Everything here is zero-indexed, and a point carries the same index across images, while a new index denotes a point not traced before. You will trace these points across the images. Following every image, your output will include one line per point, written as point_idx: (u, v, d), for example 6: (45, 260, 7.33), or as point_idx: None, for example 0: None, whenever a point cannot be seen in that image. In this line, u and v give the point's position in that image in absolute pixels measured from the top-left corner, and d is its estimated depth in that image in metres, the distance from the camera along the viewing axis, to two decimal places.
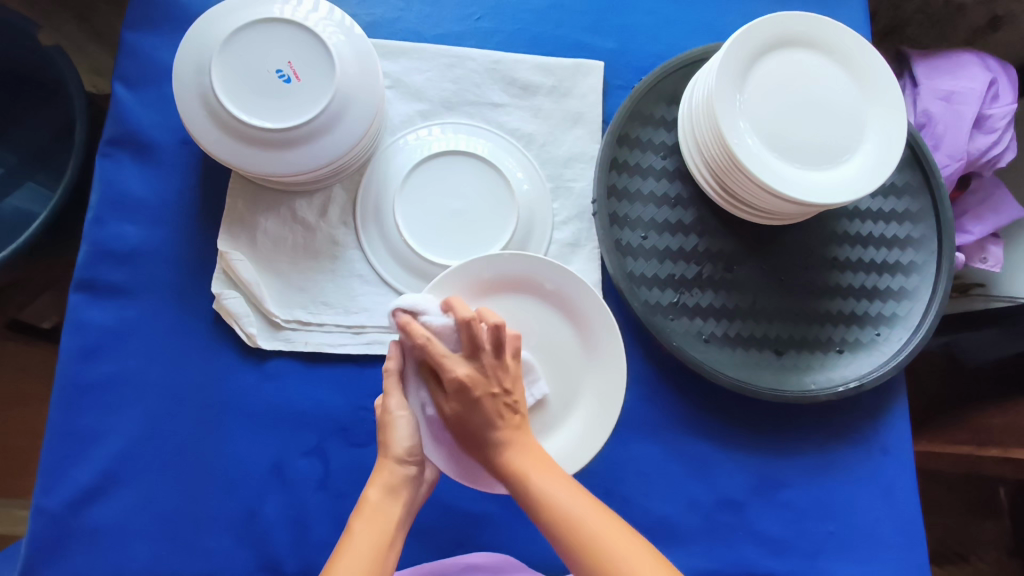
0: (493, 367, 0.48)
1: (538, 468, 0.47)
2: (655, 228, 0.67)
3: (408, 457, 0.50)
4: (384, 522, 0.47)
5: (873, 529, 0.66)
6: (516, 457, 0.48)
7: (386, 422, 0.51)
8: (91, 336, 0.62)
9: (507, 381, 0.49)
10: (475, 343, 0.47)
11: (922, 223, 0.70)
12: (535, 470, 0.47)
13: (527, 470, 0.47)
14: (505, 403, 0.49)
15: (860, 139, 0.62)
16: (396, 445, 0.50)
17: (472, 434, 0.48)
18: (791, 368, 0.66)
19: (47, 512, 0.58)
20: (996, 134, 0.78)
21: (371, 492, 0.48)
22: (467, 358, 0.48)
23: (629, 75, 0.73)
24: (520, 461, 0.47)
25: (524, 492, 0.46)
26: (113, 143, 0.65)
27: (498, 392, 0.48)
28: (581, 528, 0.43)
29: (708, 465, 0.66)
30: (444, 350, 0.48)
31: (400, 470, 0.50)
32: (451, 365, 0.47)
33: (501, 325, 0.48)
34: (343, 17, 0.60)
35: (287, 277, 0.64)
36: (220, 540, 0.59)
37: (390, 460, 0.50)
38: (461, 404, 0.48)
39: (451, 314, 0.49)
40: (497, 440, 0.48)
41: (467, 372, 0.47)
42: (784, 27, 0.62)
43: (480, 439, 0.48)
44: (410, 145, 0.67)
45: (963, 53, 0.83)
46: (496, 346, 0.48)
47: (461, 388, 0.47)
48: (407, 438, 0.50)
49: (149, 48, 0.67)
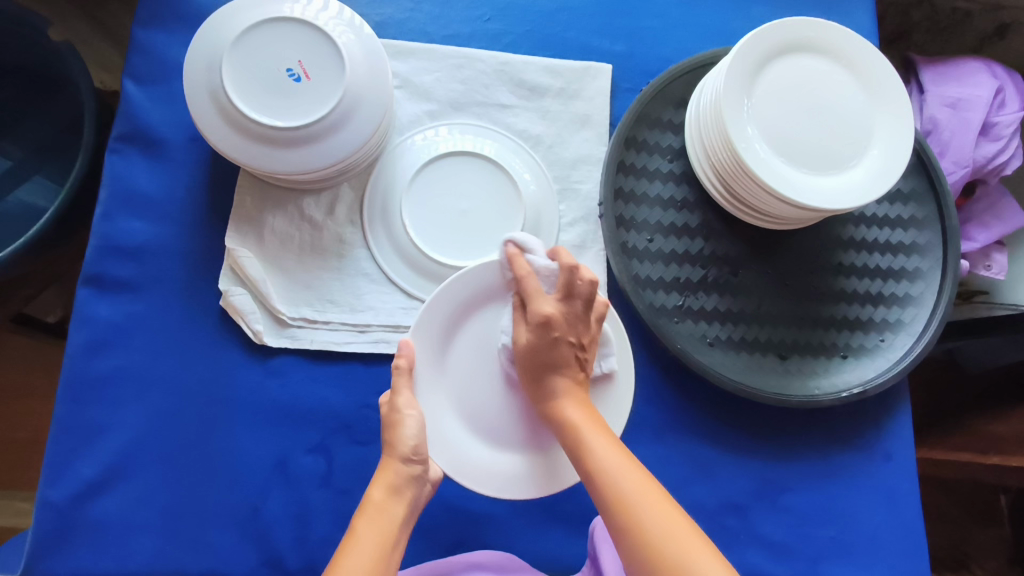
0: (580, 318, 0.53)
1: (593, 430, 0.50)
2: (660, 231, 0.67)
3: (413, 456, 0.50)
4: (388, 520, 0.47)
5: (875, 535, 0.66)
6: (571, 406, 0.52)
7: (395, 421, 0.52)
8: (97, 331, 0.62)
9: (585, 337, 0.54)
10: (571, 289, 0.52)
11: (927, 230, 0.70)
12: (592, 434, 0.49)
13: (585, 428, 0.50)
14: (575, 354, 0.53)
15: (868, 145, 0.62)
16: (402, 444, 0.50)
17: (538, 368, 0.53)
18: (795, 372, 0.66)
19: (52, 505, 0.59)
20: (1003, 141, 0.78)
21: (375, 492, 0.49)
22: (560, 300, 0.53)
23: (636, 78, 0.74)
24: (574, 411, 0.51)
25: (581, 454, 0.49)
26: (123, 139, 0.66)
27: (574, 342, 0.53)
28: (631, 502, 0.44)
29: (710, 469, 0.66)
30: (540, 288, 0.54)
31: (406, 470, 0.50)
32: (541, 303, 0.52)
33: (598, 282, 0.52)
34: (353, 16, 0.61)
35: (294, 274, 0.64)
36: (223, 536, 0.60)
37: (396, 459, 0.50)
38: (540, 339, 0.52)
39: (558, 260, 0.54)
40: (557, 385, 0.53)
41: (554, 312, 0.52)
42: (793, 33, 0.62)
43: (542, 378, 0.53)
44: (417, 144, 0.67)
45: (970, 60, 0.83)
46: (589, 301, 0.53)
47: (546, 323, 0.52)
48: (414, 437, 0.51)
49: (159, 45, 0.67)
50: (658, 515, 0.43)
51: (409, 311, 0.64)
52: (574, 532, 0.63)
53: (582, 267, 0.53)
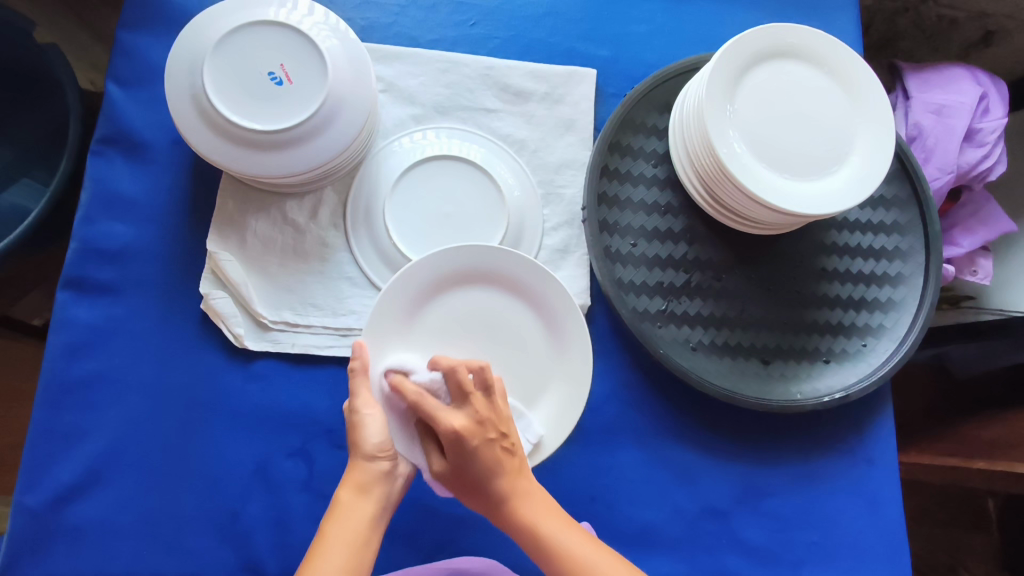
0: (488, 412, 0.51)
1: (550, 521, 0.50)
2: (644, 236, 0.67)
3: (379, 453, 0.50)
4: (356, 521, 0.47)
5: (857, 539, 0.66)
6: (524, 505, 0.50)
7: (355, 422, 0.51)
8: (77, 335, 0.62)
9: (502, 426, 0.51)
10: (463, 389, 0.51)
11: (909, 235, 0.70)
12: (552, 527, 0.50)
13: (541, 520, 0.50)
14: (501, 448, 0.51)
15: (849, 152, 0.62)
16: (366, 443, 0.50)
17: (474, 480, 0.50)
18: (778, 376, 0.66)
19: (28, 510, 0.58)
20: (986, 148, 0.79)
21: (343, 492, 0.49)
22: (459, 408, 0.51)
23: (621, 83, 0.74)
24: (531, 511, 0.50)
25: (546, 554, 0.49)
26: (104, 141, 0.65)
27: (495, 436, 0.51)
28: None
29: (693, 474, 0.66)
30: (438, 405, 0.51)
31: (372, 467, 0.50)
32: (446, 417, 0.49)
33: (486, 365, 0.51)
34: (337, 20, 0.61)
35: (276, 278, 0.64)
36: (202, 540, 0.59)
37: (360, 458, 0.50)
38: (460, 455, 0.50)
39: (438, 369, 0.52)
40: (501, 489, 0.50)
41: (462, 423, 0.50)
42: (774, 40, 0.62)
43: (482, 485, 0.50)
44: (403, 148, 0.67)
45: (955, 67, 0.83)
46: (487, 389, 0.52)
47: (456, 440, 0.49)
48: (376, 434, 0.51)
49: (143, 47, 0.67)
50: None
51: None
52: None
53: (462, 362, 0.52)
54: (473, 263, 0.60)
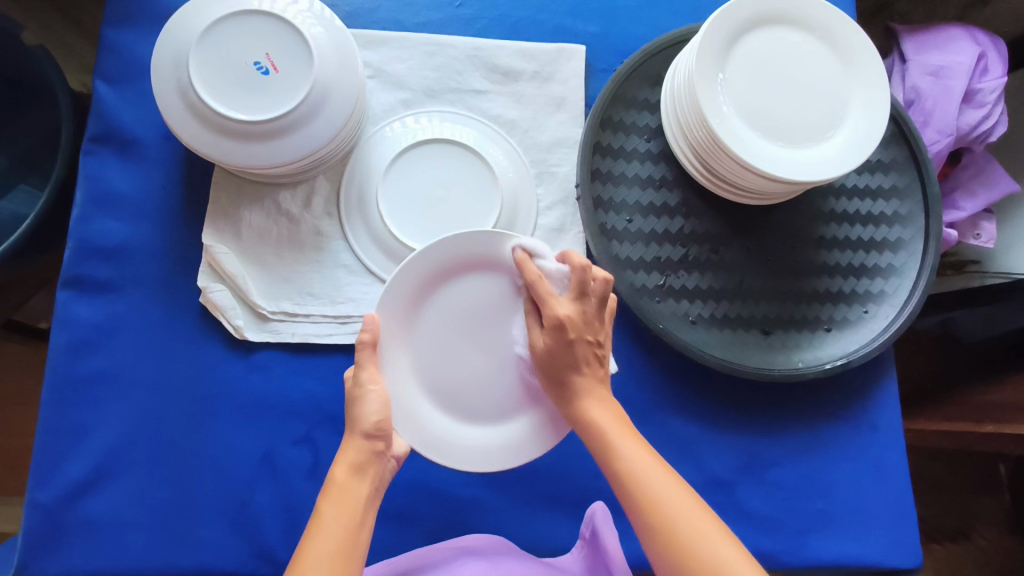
0: (596, 316, 0.53)
1: (623, 436, 0.50)
2: (640, 211, 0.67)
3: (375, 432, 0.50)
4: (352, 501, 0.47)
5: (864, 506, 0.66)
6: (595, 410, 0.51)
7: (357, 396, 0.51)
8: (79, 333, 0.62)
9: (602, 334, 0.53)
10: (584, 288, 0.52)
11: (909, 200, 0.70)
12: (622, 441, 0.49)
13: (613, 432, 0.50)
14: (593, 352, 0.53)
15: (843, 117, 0.62)
16: (364, 419, 0.50)
17: (557, 372, 0.53)
18: (779, 347, 0.66)
19: (41, 506, 0.59)
20: (986, 108, 0.77)
21: (338, 471, 0.49)
22: (574, 301, 0.53)
23: (612, 58, 0.73)
24: (599, 415, 0.51)
25: (612, 459, 0.49)
26: (96, 140, 0.66)
27: (592, 341, 0.53)
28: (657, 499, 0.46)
29: (697, 447, 0.66)
30: (553, 291, 0.53)
31: (367, 446, 0.50)
32: (556, 305, 0.52)
33: (611, 280, 0.53)
34: (321, 8, 0.60)
35: (273, 268, 0.64)
36: (213, 529, 0.60)
37: (356, 436, 0.50)
38: (554, 341, 0.52)
39: (569, 262, 0.53)
40: (577, 382, 0.52)
41: (569, 313, 0.52)
42: (764, 6, 0.61)
43: (563, 380, 0.53)
44: (394, 133, 0.67)
45: (952, 27, 0.82)
46: (602, 299, 0.53)
47: (559, 326, 0.51)
48: (375, 412, 0.51)
49: (129, 43, 0.67)
50: (663, 488, 0.46)
51: None
52: (564, 514, 0.64)
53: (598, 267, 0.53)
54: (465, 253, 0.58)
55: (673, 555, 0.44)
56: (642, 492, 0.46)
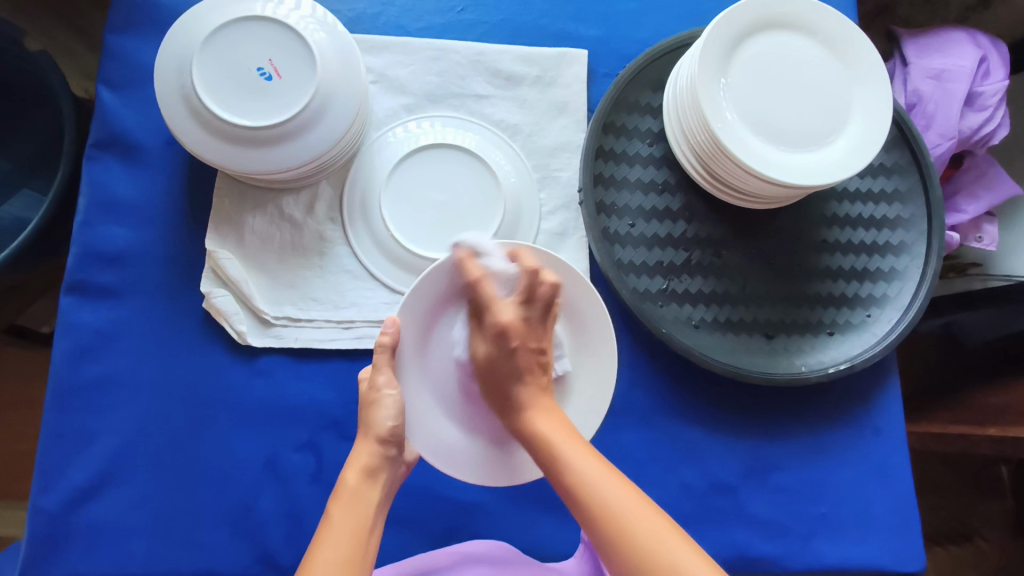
0: (539, 328, 0.50)
1: (562, 439, 0.46)
2: (642, 215, 0.67)
3: (389, 437, 0.50)
4: (363, 505, 0.47)
5: (868, 509, 0.66)
6: (540, 418, 0.48)
7: (374, 400, 0.51)
8: (82, 339, 0.62)
9: (546, 341, 0.51)
10: (531, 293, 0.50)
11: (911, 204, 0.70)
12: (562, 444, 0.45)
13: (553, 435, 0.46)
14: (536, 359, 0.50)
15: (846, 121, 0.62)
16: (379, 423, 0.50)
17: (500, 384, 0.50)
18: (782, 351, 0.66)
19: (44, 512, 0.59)
20: (988, 111, 0.77)
21: (349, 476, 0.48)
22: (517, 307, 0.50)
23: (614, 62, 0.73)
24: (543, 422, 0.47)
25: (552, 469, 0.45)
26: (99, 146, 0.66)
27: (535, 347, 0.50)
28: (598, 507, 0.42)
29: (700, 451, 0.66)
30: (497, 295, 0.51)
31: (381, 451, 0.50)
32: (501, 310, 0.50)
33: (559, 284, 0.50)
34: (324, 13, 0.60)
35: (275, 273, 0.64)
36: (216, 535, 0.60)
37: (370, 439, 0.50)
38: (497, 350, 0.50)
39: (518, 263, 0.52)
40: (521, 396, 0.49)
41: (511, 320, 0.49)
42: (767, 11, 0.61)
43: (506, 392, 0.50)
44: (397, 138, 0.67)
45: (954, 30, 0.82)
46: (546, 305, 0.50)
47: (501, 332, 0.49)
48: (391, 418, 0.51)
49: (132, 49, 0.67)
50: (606, 491, 0.42)
51: (393, 305, 0.64)
52: (567, 519, 0.64)
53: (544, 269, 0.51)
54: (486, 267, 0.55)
55: (620, 561, 0.40)
56: (586, 500, 0.42)
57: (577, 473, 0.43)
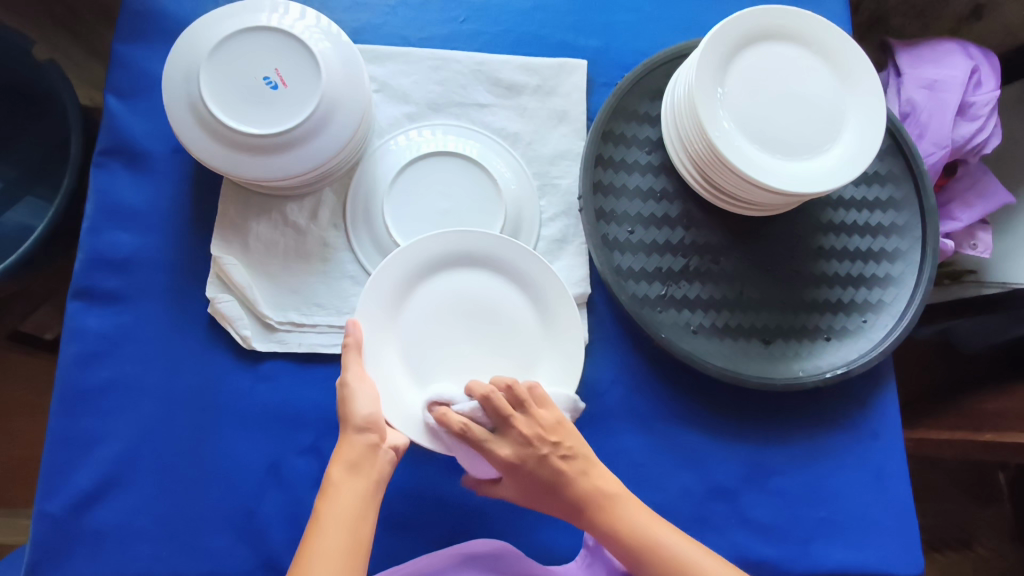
0: (535, 428, 0.54)
1: (625, 502, 0.55)
2: (641, 222, 0.68)
3: (366, 425, 0.52)
4: (349, 498, 0.49)
5: (866, 513, 0.66)
6: (616, 506, 0.55)
7: (345, 395, 0.53)
8: (88, 343, 0.63)
9: (553, 436, 0.54)
10: (502, 417, 0.53)
11: (905, 211, 0.71)
12: (626, 508, 0.55)
13: (622, 500, 0.55)
14: (559, 457, 0.54)
15: (840, 130, 0.63)
16: (355, 414, 0.52)
17: (545, 493, 0.55)
18: (780, 356, 0.67)
19: (49, 515, 0.59)
20: (980, 121, 0.79)
21: (333, 471, 0.50)
22: (505, 432, 0.54)
23: (612, 72, 0.75)
24: (621, 510, 0.55)
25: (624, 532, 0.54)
26: (106, 153, 0.67)
27: (549, 451, 0.54)
28: (654, 544, 0.54)
29: (699, 455, 0.67)
30: (484, 432, 0.53)
31: (360, 440, 0.51)
32: (497, 444, 0.53)
33: (514, 385, 0.54)
34: (328, 24, 0.62)
35: (279, 279, 0.65)
36: (220, 538, 0.61)
37: (350, 432, 0.52)
38: (522, 477, 0.54)
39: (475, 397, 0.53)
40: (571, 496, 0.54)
41: (512, 452, 0.53)
42: (763, 22, 0.63)
43: (555, 495, 0.55)
44: (399, 146, 0.68)
45: (946, 41, 0.83)
46: (524, 407, 0.54)
47: (512, 467, 0.53)
48: (365, 406, 0.52)
49: (139, 59, 0.68)
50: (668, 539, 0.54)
51: None
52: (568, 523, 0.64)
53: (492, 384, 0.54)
54: (454, 247, 0.61)
55: None
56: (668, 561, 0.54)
57: (653, 541, 0.54)
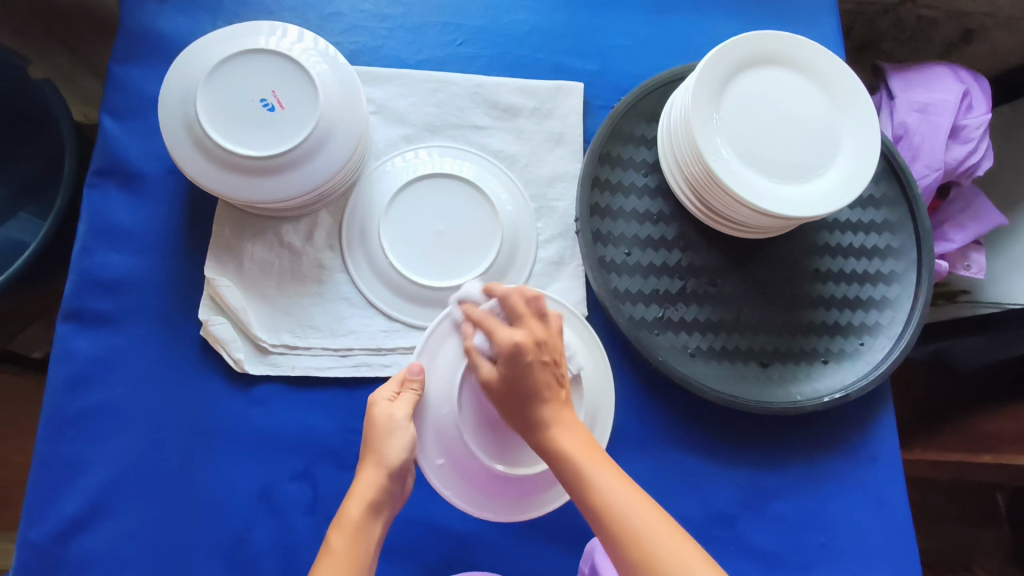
0: (545, 334, 0.51)
1: (590, 459, 0.47)
2: (638, 244, 0.68)
3: (398, 469, 0.49)
4: (364, 541, 0.47)
5: (866, 539, 0.66)
6: (565, 437, 0.48)
7: (387, 429, 0.51)
8: (78, 366, 0.62)
9: (559, 353, 0.51)
10: (517, 311, 0.52)
11: (901, 234, 0.71)
12: (592, 467, 0.46)
13: (582, 454, 0.47)
14: (553, 373, 0.50)
15: (835, 153, 0.63)
16: (392, 454, 0.50)
17: (519, 401, 0.49)
18: (778, 379, 0.66)
19: (33, 544, 0.58)
20: (972, 144, 0.80)
21: (352, 508, 0.48)
22: (517, 327, 0.51)
23: (609, 95, 0.75)
24: (569, 442, 0.48)
25: (580, 485, 0.46)
26: (101, 174, 0.66)
27: (549, 361, 0.50)
28: (608, 504, 0.45)
29: (698, 480, 0.66)
30: (498, 323, 0.52)
31: (385, 484, 0.49)
32: (503, 332, 0.50)
33: (542, 295, 0.53)
34: (326, 46, 0.62)
35: (274, 301, 0.64)
36: (209, 566, 0.59)
37: (382, 470, 0.49)
38: (512, 369, 0.49)
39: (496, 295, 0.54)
40: (545, 415, 0.49)
41: (522, 337, 0.50)
42: (757, 48, 0.63)
43: (526, 408, 0.49)
44: (396, 167, 0.68)
45: (937, 66, 0.84)
46: (540, 316, 0.52)
47: (513, 352, 0.49)
48: (403, 447, 0.50)
49: (136, 80, 0.68)
50: (639, 515, 0.44)
51: (390, 334, 0.65)
52: (564, 550, 0.63)
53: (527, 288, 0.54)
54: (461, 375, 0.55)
55: (636, 558, 0.42)
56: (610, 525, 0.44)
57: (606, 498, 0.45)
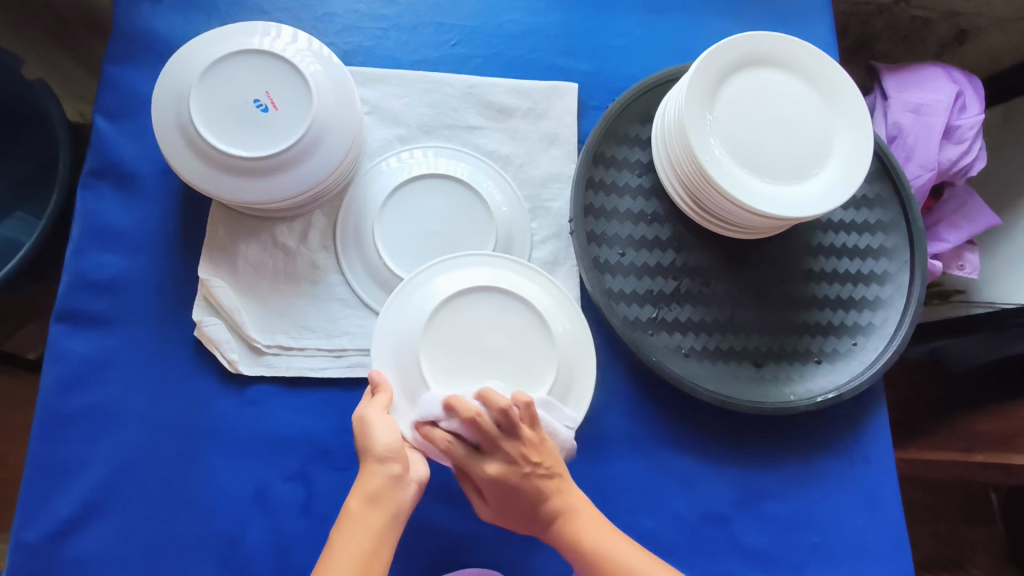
0: (519, 449, 0.52)
1: (597, 534, 0.54)
2: (632, 245, 0.68)
3: (386, 455, 0.51)
4: (365, 531, 0.48)
5: (858, 537, 0.66)
6: (570, 524, 0.54)
7: (363, 427, 0.52)
8: (71, 367, 0.62)
9: (535, 455, 0.53)
10: (490, 436, 0.51)
11: (893, 234, 0.71)
12: (603, 539, 0.54)
13: (591, 529, 0.54)
14: (538, 475, 0.53)
15: (829, 154, 0.63)
16: (376, 444, 0.51)
17: (521, 512, 0.55)
18: (771, 379, 0.67)
19: (26, 546, 0.58)
20: (965, 144, 0.80)
21: (352, 501, 0.50)
22: (492, 453, 0.53)
23: (603, 96, 0.75)
24: (578, 529, 0.54)
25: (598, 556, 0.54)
26: (94, 174, 0.66)
27: (530, 469, 0.53)
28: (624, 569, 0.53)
29: (693, 479, 0.66)
30: (469, 451, 0.52)
31: (382, 471, 0.50)
32: (475, 467, 0.53)
33: (507, 411, 0.50)
34: (320, 47, 0.62)
35: (267, 302, 0.64)
36: (203, 567, 0.59)
37: (371, 462, 0.51)
38: (499, 492, 0.53)
39: (455, 414, 0.51)
40: (543, 511, 0.54)
41: (498, 469, 0.52)
42: (751, 49, 0.63)
43: (527, 514, 0.55)
44: (390, 168, 0.67)
45: (930, 66, 0.85)
46: (512, 430, 0.52)
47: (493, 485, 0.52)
48: (385, 436, 0.51)
49: (129, 80, 0.68)
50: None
51: None
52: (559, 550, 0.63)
53: (487, 401, 0.51)
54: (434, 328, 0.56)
55: None
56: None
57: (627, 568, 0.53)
